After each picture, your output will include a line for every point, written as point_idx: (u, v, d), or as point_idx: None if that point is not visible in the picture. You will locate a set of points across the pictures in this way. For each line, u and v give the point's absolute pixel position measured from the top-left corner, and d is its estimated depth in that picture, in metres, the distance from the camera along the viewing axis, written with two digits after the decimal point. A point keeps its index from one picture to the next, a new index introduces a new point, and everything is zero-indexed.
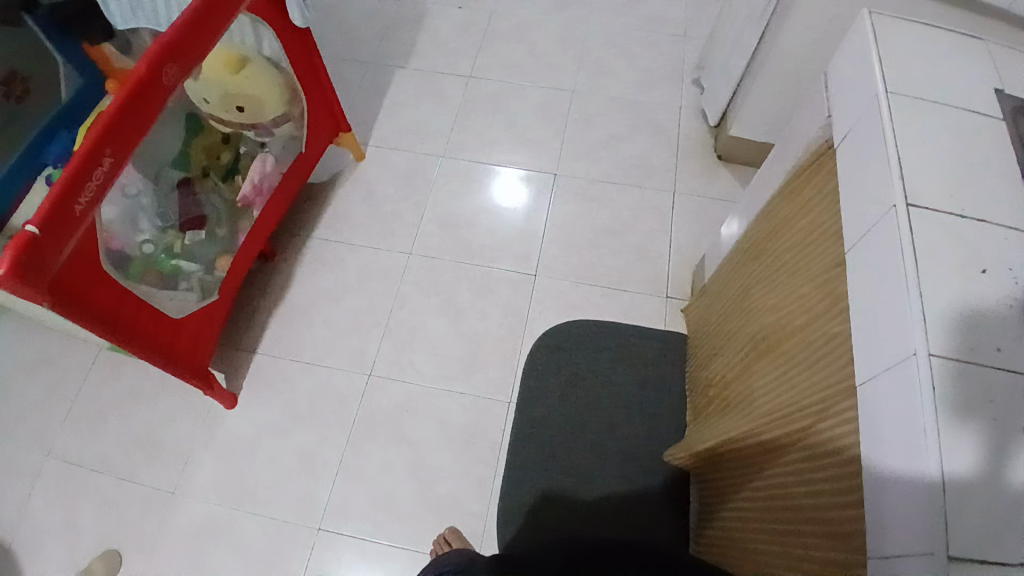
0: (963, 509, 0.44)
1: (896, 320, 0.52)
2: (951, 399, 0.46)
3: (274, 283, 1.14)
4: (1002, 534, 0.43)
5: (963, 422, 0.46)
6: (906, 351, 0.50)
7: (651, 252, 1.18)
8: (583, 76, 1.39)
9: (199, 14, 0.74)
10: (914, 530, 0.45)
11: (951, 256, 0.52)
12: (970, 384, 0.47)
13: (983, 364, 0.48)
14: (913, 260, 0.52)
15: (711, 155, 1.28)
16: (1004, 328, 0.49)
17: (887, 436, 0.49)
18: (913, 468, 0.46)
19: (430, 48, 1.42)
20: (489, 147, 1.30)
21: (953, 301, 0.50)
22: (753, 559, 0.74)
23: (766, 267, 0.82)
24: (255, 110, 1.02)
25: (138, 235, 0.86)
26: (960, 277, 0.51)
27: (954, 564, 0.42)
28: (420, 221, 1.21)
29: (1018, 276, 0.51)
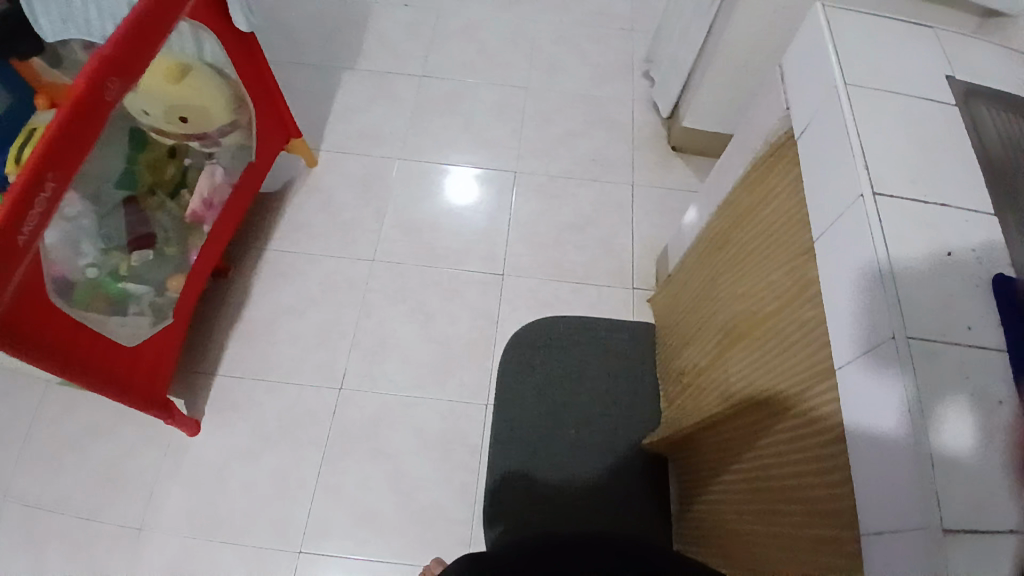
0: (954, 482, 0.46)
1: (871, 304, 0.54)
2: (932, 378, 0.49)
3: (231, 299, 1.09)
4: (993, 503, 0.45)
5: (945, 399, 0.48)
6: (884, 334, 0.52)
7: (615, 246, 1.19)
8: (535, 72, 1.39)
9: (139, 23, 0.69)
10: (907, 507, 0.47)
11: (918, 240, 0.55)
12: (949, 363, 0.49)
13: (957, 341, 0.50)
14: (884, 245, 0.54)
15: (665, 146, 1.30)
16: (972, 306, 0.52)
17: (872, 415, 0.51)
18: (901, 446, 0.48)
19: (378, 49, 1.39)
20: (446, 148, 1.28)
21: (924, 284, 0.53)
22: (739, 540, 0.76)
23: (732, 256, 0.83)
24: (200, 120, 0.97)
25: (81, 260, 0.80)
26: (928, 260, 0.54)
27: (949, 535, 0.44)
28: (381, 227, 1.18)
29: (981, 256, 0.54)
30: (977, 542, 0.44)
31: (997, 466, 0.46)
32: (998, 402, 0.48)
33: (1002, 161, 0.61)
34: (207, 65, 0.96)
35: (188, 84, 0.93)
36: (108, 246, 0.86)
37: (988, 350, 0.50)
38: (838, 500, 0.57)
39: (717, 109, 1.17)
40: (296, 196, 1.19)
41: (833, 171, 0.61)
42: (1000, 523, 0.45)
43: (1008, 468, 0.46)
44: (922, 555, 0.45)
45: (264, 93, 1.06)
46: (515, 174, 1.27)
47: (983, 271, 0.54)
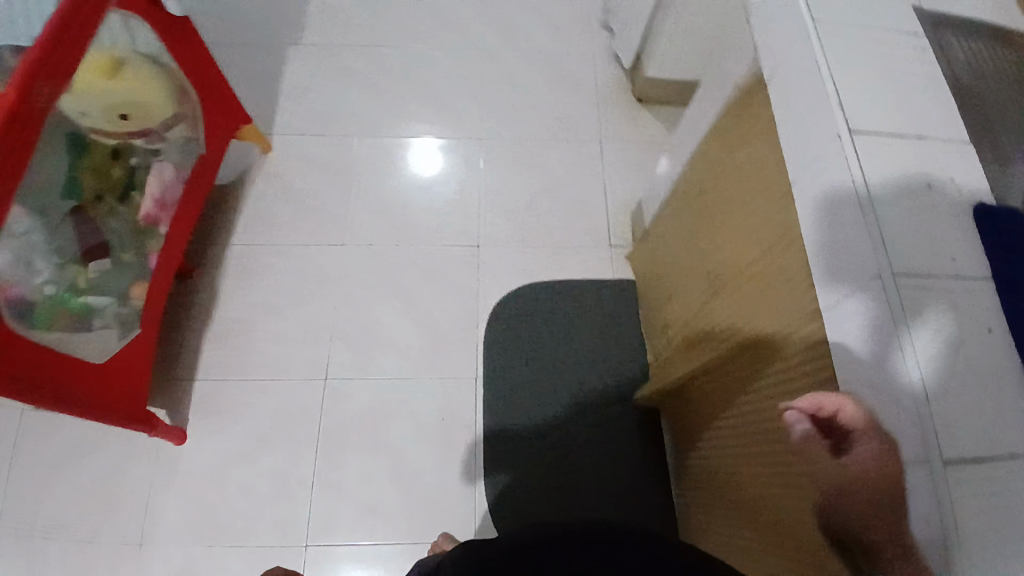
0: (950, 413, 0.46)
1: (853, 245, 0.53)
2: (922, 313, 0.49)
3: (201, 300, 1.05)
4: (991, 431, 0.46)
5: (936, 334, 0.48)
6: (869, 273, 0.51)
7: (589, 205, 1.18)
8: (490, 31, 1.34)
9: (69, 23, 0.64)
10: (904, 442, 0.47)
11: (898, 177, 0.54)
12: (936, 298, 0.49)
13: (942, 273, 0.50)
14: (865, 183, 0.54)
15: (631, 98, 1.28)
16: (956, 238, 0.52)
17: (860, 354, 0.52)
18: (894, 384, 0.48)
19: (322, 19, 1.31)
20: (406, 120, 1.23)
21: (907, 219, 0.52)
22: (737, 484, 0.77)
23: (709, 206, 0.83)
24: (142, 116, 0.91)
25: (35, 278, 0.75)
26: (909, 195, 0.54)
27: (949, 466, 0.45)
28: (349, 210, 1.14)
29: (959, 186, 0.54)
30: (976, 469, 0.45)
31: (990, 394, 0.47)
32: (987, 330, 0.49)
33: (970, 92, 0.62)
34: (139, 53, 0.90)
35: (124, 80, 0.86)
36: (62, 260, 0.80)
37: (973, 280, 0.51)
38: None
39: (681, 55, 1.14)
40: (255, 186, 1.14)
41: (807, 113, 0.60)
42: (997, 449, 0.46)
43: (1000, 394, 0.47)
44: (922, 488, 0.46)
45: (205, 80, 1.00)
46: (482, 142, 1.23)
47: (962, 202, 0.54)
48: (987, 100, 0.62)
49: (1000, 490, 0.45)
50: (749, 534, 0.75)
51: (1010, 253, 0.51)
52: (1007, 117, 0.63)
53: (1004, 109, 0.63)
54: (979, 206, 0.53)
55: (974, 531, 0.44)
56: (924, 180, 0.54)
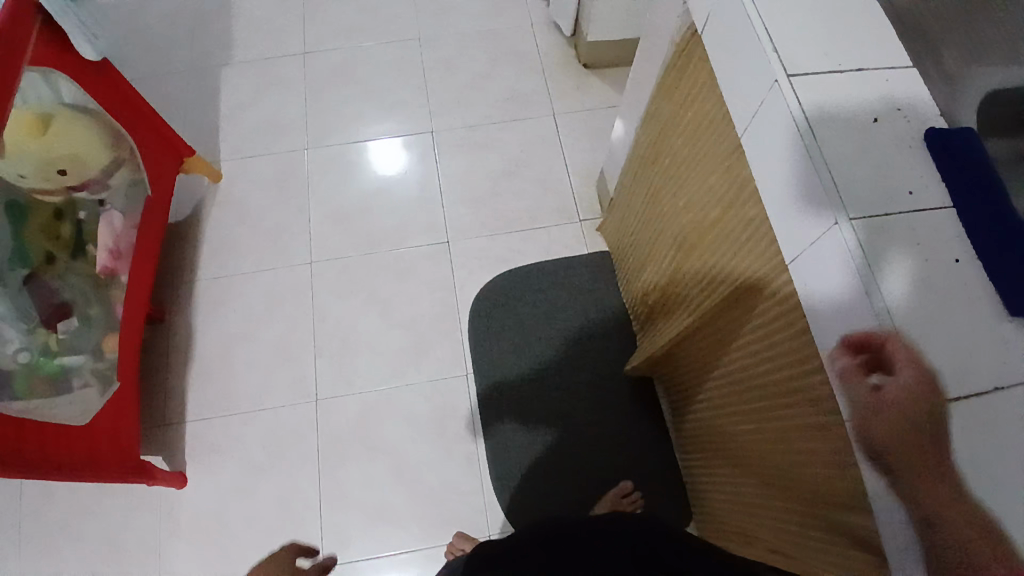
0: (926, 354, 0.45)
1: (808, 194, 0.52)
2: (885, 254, 0.48)
3: (176, 341, 1.03)
4: (969, 366, 0.45)
5: (901, 276, 0.47)
6: (827, 221, 0.50)
7: (551, 182, 1.17)
8: (424, 20, 1.31)
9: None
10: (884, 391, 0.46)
11: (844, 114, 0.53)
12: (896, 238, 0.48)
13: (900, 210, 0.49)
14: (808, 127, 0.52)
15: (577, 66, 1.26)
16: (910, 169, 0.51)
17: (828, 306, 0.51)
18: (866, 332, 0.47)
19: (250, 34, 1.27)
20: (354, 125, 1.21)
21: (858, 158, 0.51)
22: (736, 442, 0.77)
23: (666, 168, 0.81)
24: (80, 169, 0.89)
25: (6, 348, 0.76)
26: (857, 133, 0.52)
27: None
28: (310, 225, 1.12)
29: (907, 115, 0.53)
30: (959, 408, 0.45)
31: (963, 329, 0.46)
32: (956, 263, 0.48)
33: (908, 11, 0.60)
34: (69, 107, 0.86)
35: (55, 135, 0.84)
36: (31, 325, 0.81)
37: (933, 213, 0.49)
38: (817, 399, 0.57)
39: (619, 15, 1.12)
40: (210, 217, 1.11)
41: (745, 59, 0.58)
42: (978, 382, 0.45)
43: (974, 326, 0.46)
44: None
45: (140, 119, 0.97)
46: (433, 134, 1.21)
47: (912, 129, 0.52)
48: (923, 21, 0.60)
49: (985, 425, 0.44)
50: (755, 490, 0.74)
51: (962, 175, 0.50)
52: (946, 33, 0.61)
53: (941, 28, 0.61)
54: (929, 130, 0.52)
55: (965, 469, 0.44)
56: (870, 114, 0.53)
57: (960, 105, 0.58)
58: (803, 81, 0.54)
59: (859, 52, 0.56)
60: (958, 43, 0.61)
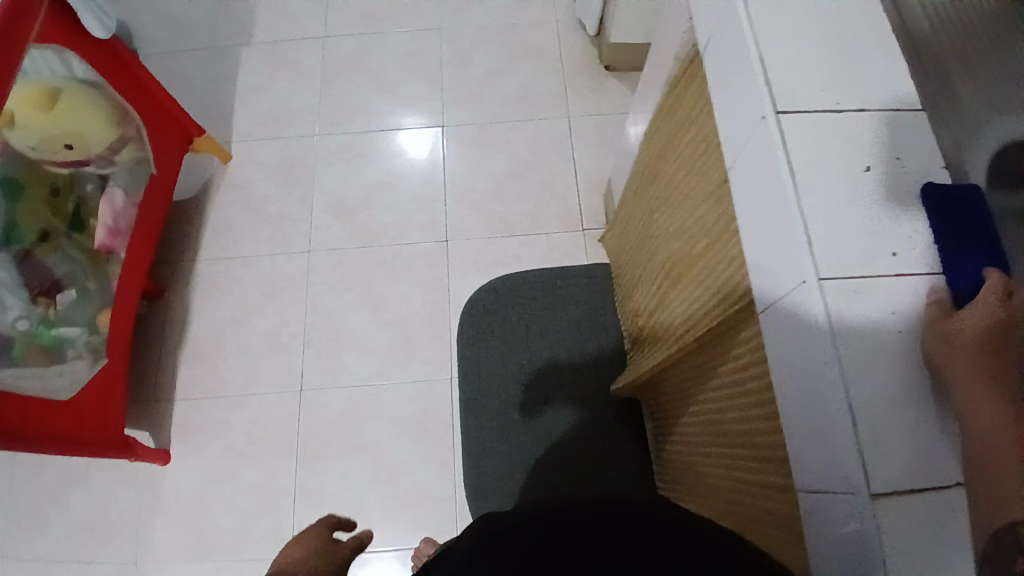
0: (880, 438, 0.42)
1: (784, 244, 0.48)
2: (855, 320, 0.44)
3: (171, 320, 1.05)
4: (929, 456, 0.42)
5: (868, 348, 0.43)
6: (796, 279, 0.46)
7: (558, 187, 1.14)
8: (445, 11, 1.29)
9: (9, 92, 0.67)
10: (836, 468, 0.43)
11: (833, 158, 0.48)
12: (868, 304, 0.44)
13: (880, 273, 0.45)
14: (793, 173, 0.48)
15: (597, 68, 1.22)
16: (900, 228, 0.46)
17: (792, 363, 0.48)
18: (826, 401, 0.44)
19: (271, 16, 1.28)
20: (365, 114, 1.20)
21: (843, 209, 0.46)
22: (705, 480, 0.74)
23: (663, 189, 0.77)
24: (85, 144, 0.90)
25: (7, 315, 0.79)
26: (846, 180, 0.47)
27: (877, 501, 0.41)
28: (312, 213, 1.12)
29: (906, 165, 0.48)
30: (914, 500, 0.41)
31: (927, 409, 0.43)
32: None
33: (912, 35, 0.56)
34: (80, 83, 0.88)
35: (64, 108, 0.85)
36: (32, 294, 0.84)
37: (920, 280, 0.45)
38: (777, 458, 0.54)
39: (642, 19, 1.07)
40: (216, 197, 1.13)
41: (739, 87, 0.54)
42: (934, 476, 0.42)
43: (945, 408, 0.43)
44: (852, 518, 0.42)
45: (145, 96, 0.98)
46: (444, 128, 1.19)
47: (910, 182, 0.48)
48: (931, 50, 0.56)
49: (934, 522, 0.41)
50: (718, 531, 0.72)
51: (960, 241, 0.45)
52: (964, 62, 0.56)
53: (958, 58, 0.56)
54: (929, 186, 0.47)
55: (908, 568, 0.40)
56: (864, 162, 0.48)
57: (973, 147, 0.52)
58: (796, 122, 0.49)
59: (859, 87, 0.51)
60: (984, 67, 0.55)
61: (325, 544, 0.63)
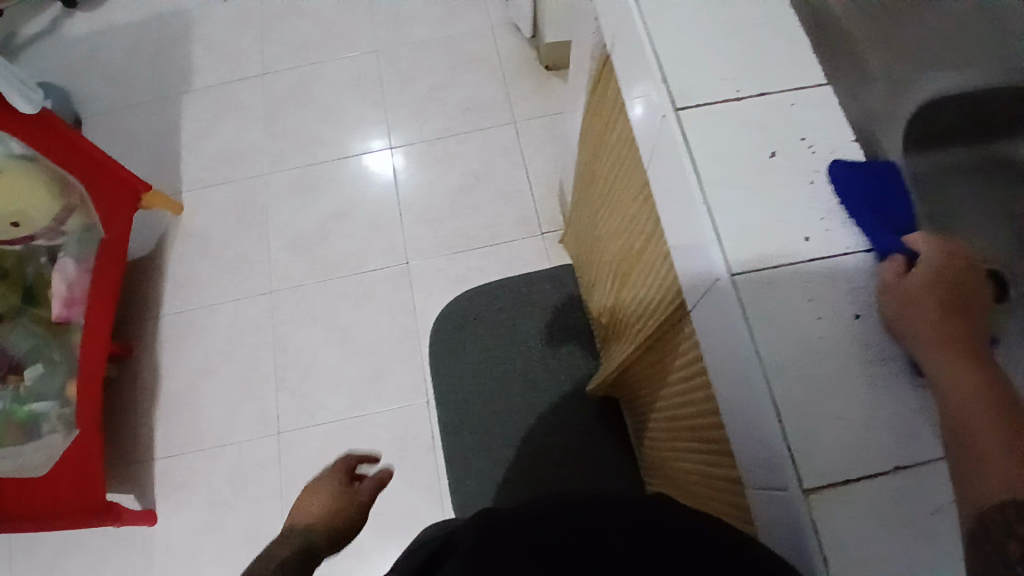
0: (810, 431, 0.40)
1: (697, 243, 0.47)
2: (771, 311, 0.43)
3: (143, 378, 1.05)
4: (865, 441, 0.40)
5: (789, 340, 0.42)
6: (710, 276, 0.45)
7: (513, 193, 1.13)
8: (381, 30, 1.28)
9: None
10: (769, 464, 0.42)
11: (735, 149, 0.47)
12: (784, 294, 0.43)
13: (795, 260, 0.44)
14: (696, 169, 0.47)
15: (539, 68, 1.21)
16: (812, 210, 0.45)
17: (723, 359, 0.47)
18: (752, 397, 0.43)
19: (208, 60, 1.27)
20: (312, 146, 1.19)
21: (750, 201, 0.46)
22: (679, 474, 0.73)
23: (601, 189, 0.76)
24: (30, 219, 0.92)
25: None
26: (751, 170, 0.47)
27: (812, 496, 0.39)
28: (270, 252, 1.12)
29: (813, 146, 0.47)
30: (854, 491, 0.40)
31: (858, 396, 0.41)
32: (860, 326, 0.43)
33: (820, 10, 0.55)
34: (19, 159, 0.88)
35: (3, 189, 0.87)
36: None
37: (840, 261, 0.44)
38: (727, 454, 0.53)
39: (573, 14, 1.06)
40: (173, 250, 1.12)
41: (641, 84, 0.53)
42: (871, 462, 0.40)
43: (876, 393, 0.41)
44: (790, 516, 0.41)
45: (88, 163, 0.97)
46: (393, 149, 1.18)
47: (818, 164, 0.46)
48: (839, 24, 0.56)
49: (880, 509, 0.40)
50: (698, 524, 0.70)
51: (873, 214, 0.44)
52: (864, 41, 0.57)
53: (860, 35, 0.56)
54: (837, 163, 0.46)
55: (856, 564, 0.39)
56: (768, 148, 0.47)
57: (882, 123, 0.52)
58: (693, 117, 0.49)
59: (758, 69, 0.50)
60: (878, 49, 0.57)
61: (342, 489, 0.61)
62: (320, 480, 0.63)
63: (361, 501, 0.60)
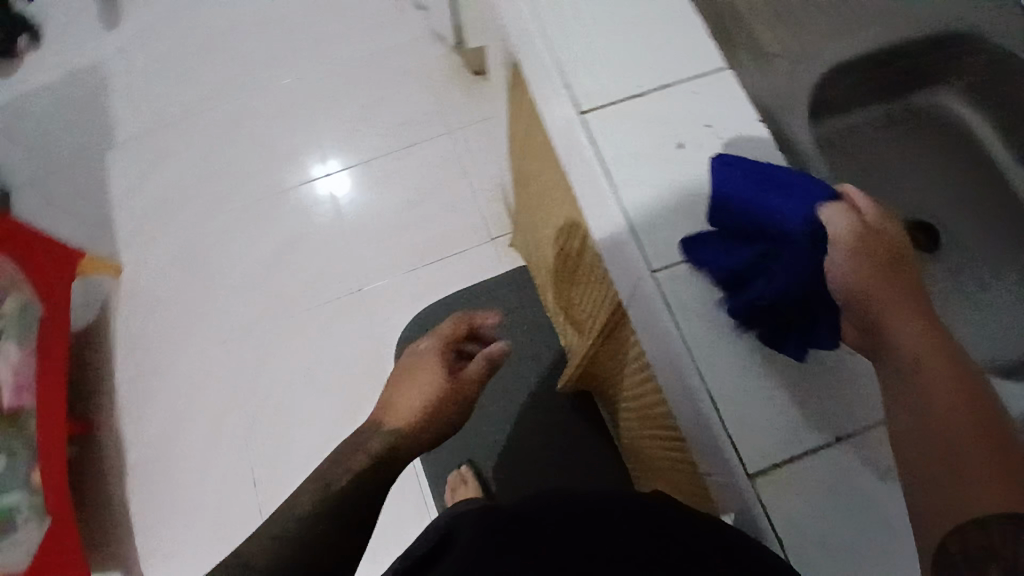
0: (747, 417, 0.41)
1: (616, 244, 0.47)
2: (692, 304, 0.44)
3: (108, 447, 1.03)
4: (801, 417, 0.41)
5: (713, 329, 0.43)
6: (633, 276, 0.46)
7: (458, 204, 1.12)
8: (302, 56, 1.25)
9: None
10: (713, 456, 0.43)
11: (642, 145, 0.47)
12: (702, 285, 0.44)
13: (711, 249, 0.44)
14: (608, 170, 0.47)
15: (467, 73, 1.20)
16: None
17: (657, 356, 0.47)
18: (687, 390, 0.43)
19: (129, 111, 1.24)
20: (249, 184, 1.17)
21: (660, 195, 0.46)
22: (651, 459, 0.73)
23: (533, 191, 0.76)
24: None
25: None
26: (659, 164, 0.47)
27: (757, 481, 0.40)
28: (221, 299, 1.09)
29: (717, 131, 0.47)
30: (798, 470, 0.40)
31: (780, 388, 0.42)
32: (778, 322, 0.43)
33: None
34: None
35: None
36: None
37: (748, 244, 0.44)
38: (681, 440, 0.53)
39: None
40: (120, 312, 1.10)
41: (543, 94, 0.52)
42: (811, 438, 0.41)
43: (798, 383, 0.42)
44: (740, 502, 0.41)
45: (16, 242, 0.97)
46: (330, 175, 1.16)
47: (723, 148, 0.47)
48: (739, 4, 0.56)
49: (827, 484, 0.40)
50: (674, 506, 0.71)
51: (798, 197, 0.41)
52: (758, 16, 0.57)
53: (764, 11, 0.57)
54: (717, 160, 0.43)
55: (810, 542, 0.39)
56: (676, 138, 0.47)
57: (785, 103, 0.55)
58: (595, 118, 0.49)
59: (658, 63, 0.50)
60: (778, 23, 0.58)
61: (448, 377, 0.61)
62: (418, 361, 0.64)
63: (471, 386, 0.61)
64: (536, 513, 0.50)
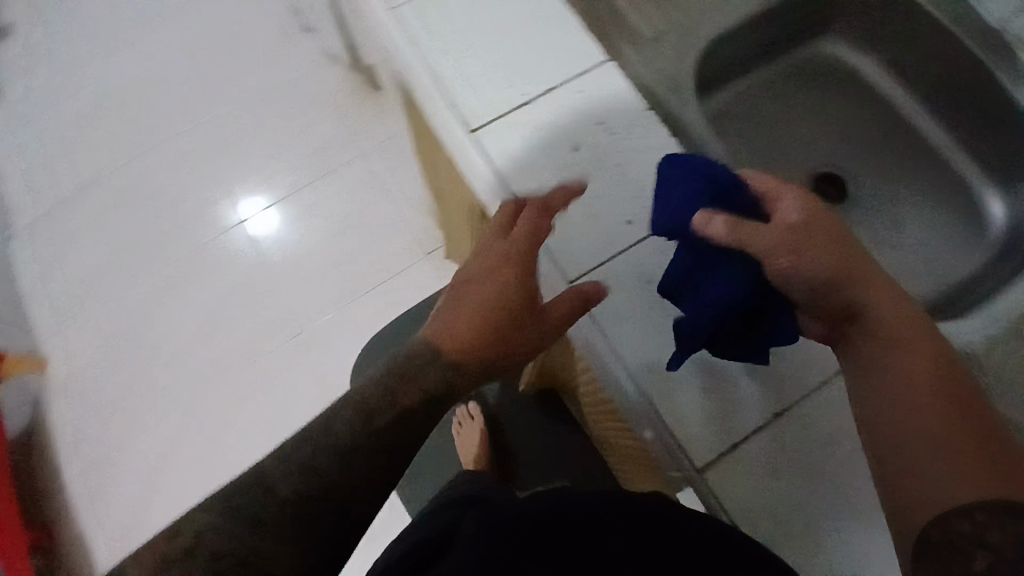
0: (688, 414, 0.44)
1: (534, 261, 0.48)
2: (620, 316, 0.45)
3: (71, 550, 0.99)
4: (735, 405, 0.44)
5: (642, 336, 0.45)
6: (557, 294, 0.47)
7: (386, 226, 1.10)
8: (196, 100, 1.19)
9: None
10: (663, 455, 0.45)
11: (539, 154, 0.47)
12: (625, 295, 0.46)
13: (625, 257, 0.46)
14: (508, 187, 0.47)
15: (371, 89, 1.17)
16: (623, 193, 0.47)
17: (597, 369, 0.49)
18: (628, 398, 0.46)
19: (22, 192, 1.17)
20: (165, 244, 1.11)
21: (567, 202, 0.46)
22: (612, 447, 0.75)
23: (450, 206, 0.74)
24: None
25: None
26: (558, 171, 0.47)
27: (706, 473, 0.43)
28: (160, 372, 1.04)
29: (607, 127, 0.47)
30: (743, 457, 0.43)
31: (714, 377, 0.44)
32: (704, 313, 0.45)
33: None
34: None
35: None
36: None
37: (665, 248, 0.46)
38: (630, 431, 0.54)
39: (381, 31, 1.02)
40: (55, 407, 1.05)
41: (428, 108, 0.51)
42: (748, 422, 0.44)
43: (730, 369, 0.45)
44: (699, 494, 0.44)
45: None
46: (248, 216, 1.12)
47: (616, 144, 0.47)
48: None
49: (772, 465, 0.43)
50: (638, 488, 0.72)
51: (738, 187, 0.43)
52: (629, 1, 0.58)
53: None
54: (664, 165, 0.44)
55: (765, 522, 0.42)
56: (572, 141, 0.47)
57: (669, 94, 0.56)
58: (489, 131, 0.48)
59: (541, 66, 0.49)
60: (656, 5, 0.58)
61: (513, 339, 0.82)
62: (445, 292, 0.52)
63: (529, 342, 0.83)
64: (522, 513, 0.47)
